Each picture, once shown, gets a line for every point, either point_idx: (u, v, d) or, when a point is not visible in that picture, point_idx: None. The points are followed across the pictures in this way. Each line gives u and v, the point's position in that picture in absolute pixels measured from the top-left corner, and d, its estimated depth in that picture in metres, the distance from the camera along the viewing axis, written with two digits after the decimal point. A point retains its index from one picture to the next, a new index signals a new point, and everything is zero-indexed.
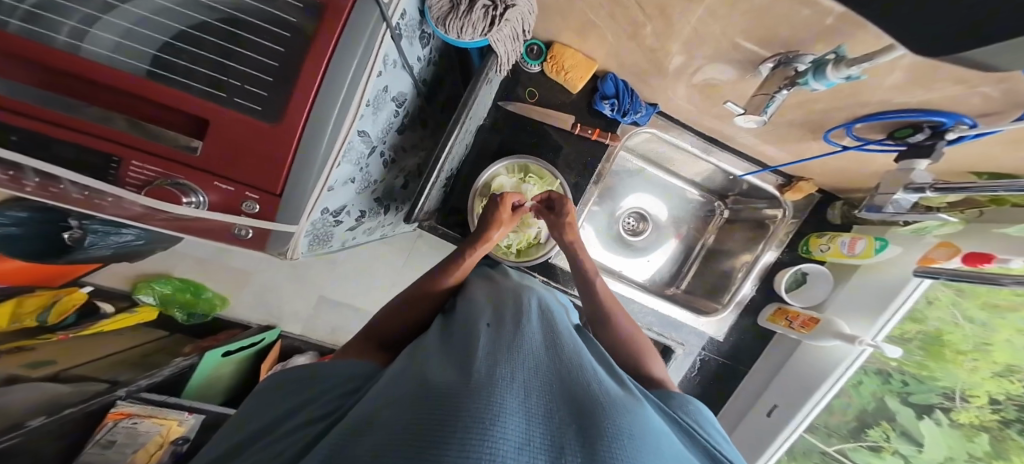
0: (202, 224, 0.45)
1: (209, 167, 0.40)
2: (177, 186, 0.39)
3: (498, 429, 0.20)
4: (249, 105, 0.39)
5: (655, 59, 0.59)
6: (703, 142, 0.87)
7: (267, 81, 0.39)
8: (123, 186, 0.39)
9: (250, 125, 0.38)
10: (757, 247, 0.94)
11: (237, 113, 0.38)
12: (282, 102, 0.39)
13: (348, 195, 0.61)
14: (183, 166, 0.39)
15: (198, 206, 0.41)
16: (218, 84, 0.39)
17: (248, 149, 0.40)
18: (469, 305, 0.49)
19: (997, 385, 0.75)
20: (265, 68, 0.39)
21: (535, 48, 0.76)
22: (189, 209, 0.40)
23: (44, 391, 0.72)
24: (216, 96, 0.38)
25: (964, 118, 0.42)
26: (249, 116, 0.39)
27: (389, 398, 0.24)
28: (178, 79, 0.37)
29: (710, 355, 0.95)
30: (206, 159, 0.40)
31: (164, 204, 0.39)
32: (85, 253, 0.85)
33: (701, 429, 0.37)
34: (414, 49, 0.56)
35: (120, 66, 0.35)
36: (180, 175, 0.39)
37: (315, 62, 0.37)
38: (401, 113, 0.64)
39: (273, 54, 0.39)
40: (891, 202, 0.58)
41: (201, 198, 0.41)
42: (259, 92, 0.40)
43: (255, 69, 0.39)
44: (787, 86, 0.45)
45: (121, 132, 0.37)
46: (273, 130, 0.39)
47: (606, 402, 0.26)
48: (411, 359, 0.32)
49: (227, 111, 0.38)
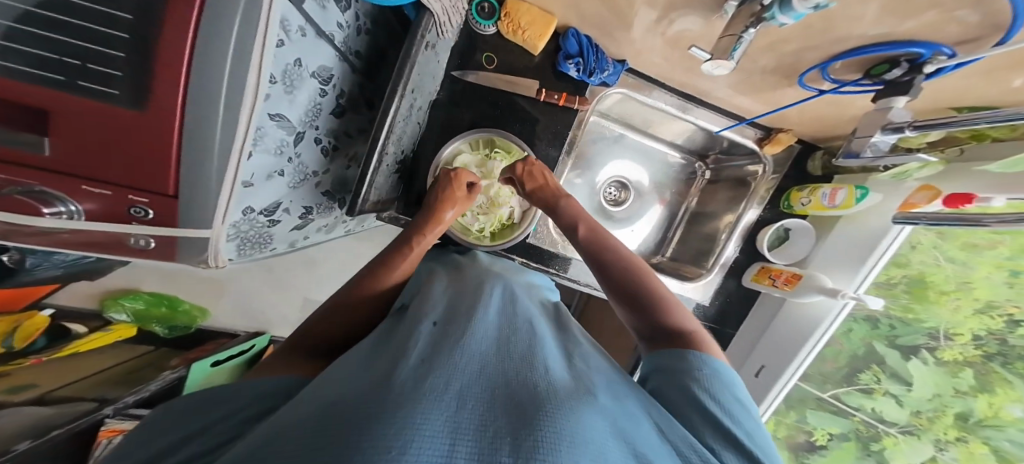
0: (92, 234, 0.42)
1: (72, 171, 0.36)
2: (35, 196, 0.36)
3: (414, 441, 0.17)
4: (101, 89, 0.33)
5: (616, 6, 0.53)
6: (679, 100, 0.81)
7: (116, 57, 0.32)
8: None
9: (108, 116, 0.33)
10: (739, 207, 0.91)
11: (87, 102, 0.32)
12: (144, 87, 0.32)
13: (278, 190, 0.57)
14: (39, 170, 0.35)
15: (72, 215, 0.39)
16: (59, 67, 0.31)
17: (116, 146, 0.35)
18: (422, 300, 0.46)
19: (979, 321, 0.76)
20: (112, 40, 0.31)
21: (486, 6, 0.68)
22: (57, 220, 0.37)
23: (26, 416, 0.70)
24: (57, 81, 0.32)
25: (942, 48, 0.38)
26: (105, 104, 0.33)
27: (296, 413, 0.21)
28: (3, 63, 0.30)
29: (698, 320, 0.94)
30: (65, 159, 0.35)
31: (17, 214, 0.36)
32: (32, 275, 0.80)
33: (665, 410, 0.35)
34: (328, 14, 0.49)
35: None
36: (35, 181, 0.36)
37: (176, 32, 0.30)
38: (331, 91, 0.58)
39: (119, 24, 0.31)
40: (869, 146, 0.55)
41: (73, 207, 0.38)
42: (112, 74, 0.32)
43: (101, 43, 0.31)
44: (753, 24, 0.39)
45: None
46: (139, 121, 0.34)
47: (550, 408, 0.24)
48: (340, 368, 0.29)
49: (76, 100, 0.32)
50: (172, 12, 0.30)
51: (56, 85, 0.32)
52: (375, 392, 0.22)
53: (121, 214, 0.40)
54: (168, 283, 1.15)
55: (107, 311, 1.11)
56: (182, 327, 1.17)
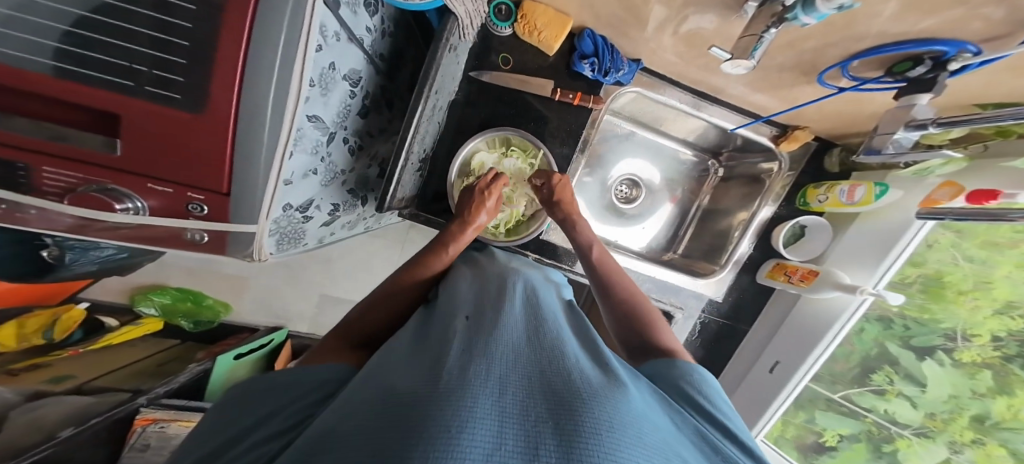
0: (152, 228, 0.47)
1: (140, 171, 0.41)
2: (108, 193, 0.41)
3: (466, 436, 0.19)
4: (166, 94, 0.36)
5: (632, 7, 0.54)
6: (693, 98, 0.81)
7: (180, 64, 0.35)
8: (44, 194, 0.41)
9: (173, 120, 0.37)
10: (753, 204, 0.90)
11: (150, 104, 0.36)
12: (202, 90, 0.36)
13: (312, 188, 0.60)
14: (111, 171, 0.40)
15: (137, 211, 0.44)
16: (127, 73, 0.35)
17: (179, 148, 0.39)
18: (450, 295, 0.49)
19: (999, 322, 0.75)
20: (173, 48, 0.34)
21: (503, 8, 0.69)
22: (126, 215, 0.42)
23: (72, 404, 0.77)
24: (128, 88, 0.35)
25: (968, 46, 0.38)
26: (169, 109, 0.36)
27: (355, 404, 0.24)
28: (83, 72, 0.34)
29: (710, 318, 0.95)
30: (131, 159, 0.39)
31: (95, 210, 0.41)
32: (69, 270, 0.84)
33: (691, 398, 0.36)
34: (359, 19, 0.52)
35: (14, 62, 0.32)
36: (108, 181, 0.41)
37: (232, 40, 0.34)
38: (358, 93, 0.60)
39: (182, 33, 0.34)
40: (891, 143, 0.54)
41: (138, 203, 0.43)
42: (172, 78, 0.36)
43: (162, 50, 0.35)
44: (774, 24, 0.40)
45: (37, 141, 0.36)
46: (198, 122, 0.37)
47: (586, 397, 0.26)
48: (386, 360, 0.33)
49: (144, 105, 0.36)
50: (228, 21, 0.33)
51: (124, 90, 0.35)
52: (423, 389, 0.24)
53: (179, 210, 0.45)
54: (192, 280, 1.19)
55: (136, 305, 1.16)
56: (206, 322, 1.20)
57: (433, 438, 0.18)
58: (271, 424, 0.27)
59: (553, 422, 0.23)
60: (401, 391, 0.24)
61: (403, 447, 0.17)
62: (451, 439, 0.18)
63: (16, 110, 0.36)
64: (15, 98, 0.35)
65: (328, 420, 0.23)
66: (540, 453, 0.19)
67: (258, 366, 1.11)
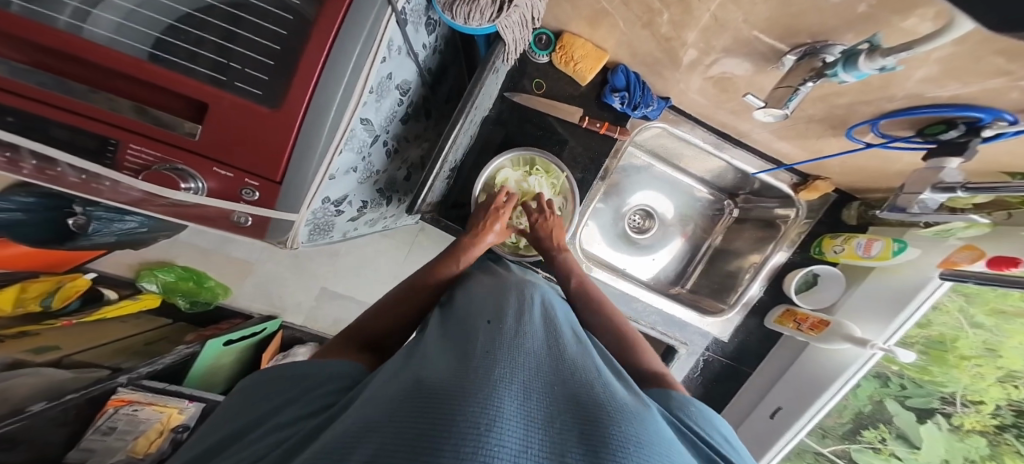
0: (205, 208, 0.49)
1: (207, 153, 0.43)
2: (176, 172, 0.42)
3: (495, 434, 0.19)
4: (250, 89, 0.41)
5: (669, 49, 0.57)
6: (716, 139, 0.84)
7: (269, 65, 0.42)
8: (120, 169, 0.42)
9: (251, 110, 0.41)
10: (767, 248, 0.91)
11: (236, 97, 0.40)
12: (283, 89, 0.41)
13: (349, 184, 0.62)
14: (182, 152, 0.42)
15: (195, 191, 0.44)
16: (223, 70, 0.41)
17: (251, 136, 0.42)
18: (468, 302, 0.52)
19: (1000, 390, 0.77)
20: (267, 52, 0.41)
21: (543, 37, 0.74)
22: (187, 194, 0.43)
23: (46, 377, 0.73)
24: (218, 80, 0.40)
25: (1005, 115, 0.39)
26: (249, 100, 0.41)
27: (384, 397, 0.25)
28: (182, 64, 0.39)
29: (713, 356, 0.93)
30: (206, 145, 0.42)
31: (163, 188, 0.42)
32: (89, 240, 0.87)
33: (708, 434, 0.34)
34: (418, 36, 0.56)
35: (126, 49, 0.37)
36: (178, 160, 0.42)
37: (317, 49, 0.39)
38: (405, 101, 0.64)
39: (275, 38, 0.41)
40: (917, 203, 0.56)
41: (199, 183, 0.44)
42: (258, 76, 0.42)
43: (258, 53, 0.41)
44: (811, 78, 0.43)
45: (127, 118, 0.39)
46: (272, 114, 0.41)
47: (609, 411, 0.25)
48: (409, 363, 0.34)
49: (228, 96, 0.40)
50: (317, 34, 0.39)
51: (215, 83, 0.40)
52: (450, 386, 0.24)
53: (233, 193, 0.47)
54: (203, 260, 1.19)
55: (140, 280, 1.14)
56: (203, 303, 1.18)
57: (464, 437, 0.18)
58: (298, 408, 0.31)
59: (574, 425, 0.23)
60: (427, 385, 0.26)
61: (438, 446, 0.17)
62: (480, 438, 0.18)
63: (105, 88, 0.39)
64: (118, 80, 0.39)
65: (358, 410, 0.24)
66: (565, 454, 0.20)
67: (247, 353, 1.10)
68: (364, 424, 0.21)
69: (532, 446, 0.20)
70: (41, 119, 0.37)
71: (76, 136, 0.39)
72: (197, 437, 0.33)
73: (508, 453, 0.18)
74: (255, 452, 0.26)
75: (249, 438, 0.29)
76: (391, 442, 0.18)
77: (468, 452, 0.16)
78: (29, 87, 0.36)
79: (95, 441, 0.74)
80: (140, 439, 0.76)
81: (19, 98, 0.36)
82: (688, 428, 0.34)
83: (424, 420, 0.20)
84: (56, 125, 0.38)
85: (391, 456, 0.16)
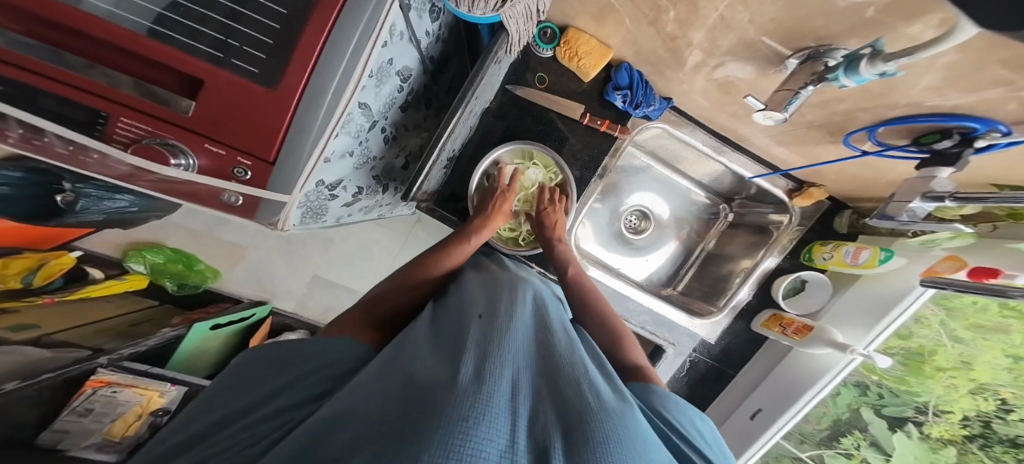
0: (196, 186, 0.48)
1: (200, 130, 0.42)
2: (167, 147, 0.41)
3: (481, 428, 0.19)
4: (247, 68, 0.40)
5: (674, 49, 0.57)
6: (715, 142, 0.85)
7: (267, 44, 0.40)
8: (109, 142, 0.41)
9: (247, 89, 0.40)
10: (758, 253, 0.92)
11: (233, 75, 0.39)
12: (281, 69, 0.40)
13: (345, 170, 0.61)
14: (174, 127, 0.41)
15: (186, 168, 0.43)
16: (219, 46, 0.39)
17: (246, 114, 0.41)
18: (462, 297, 0.51)
19: (971, 401, 0.79)
20: (266, 30, 0.40)
21: (548, 31, 0.73)
22: (177, 170, 0.42)
23: (23, 355, 0.70)
24: (216, 57, 0.39)
25: (998, 126, 0.39)
26: (245, 78, 0.40)
27: (373, 388, 0.25)
28: (177, 38, 0.38)
29: (700, 357, 0.95)
30: (200, 121, 0.41)
31: (151, 162, 0.41)
32: (78, 217, 0.86)
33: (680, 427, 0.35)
34: (422, 23, 0.55)
35: (121, 20, 0.35)
36: (170, 135, 0.41)
37: (316, 33, 0.38)
38: (405, 89, 0.63)
39: (275, 17, 0.40)
40: (905, 211, 0.58)
41: (189, 160, 0.43)
42: (256, 54, 0.41)
43: (256, 30, 0.40)
44: (813, 82, 0.44)
45: (118, 90, 0.38)
46: (269, 94, 0.40)
47: (594, 409, 0.25)
48: (400, 355, 0.34)
49: (225, 73, 0.39)
50: (317, 17, 0.38)
51: (213, 60, 0.39)
52: (439, 379, 0.24)
53: (225, 173, 0.46)
54: (192, 242, 1.16)
55: (127, 261, 1.11)
56: (191, 286, 1.16)
57: (449, 430, 0.17)
58: (288, 396, 0.30)
59: (560, 420, 0.23)
60: (417, 377, 0.25)
61: (424, 440, 0.17)
62: (466, 432, 0.18)
63: (102, 61, 0.38)
64: (114, 52, 0.37)
65: (346, 400, 0.24)
66: (549, 451, 0.20)
67: (232, 338, 1.08)
68: (351, 414, 0.21)
69: (518, 442, 0.20)
70: (32, 87, 0.36)
71: (66, 107, 0.38)
72: (179, 422, 0.33)
73: (492, 449, 0.18)
74: (242, 440, 0.26)
75: (236, 423, 0.29)
76: (376, 432, 0.18)
77: (453, 447, 0.16)
78: (17, 54, 0.34)
79: (70, 422, 0.71)
80: (118, 421, 0.77)
81: (9, 67, 0.34)
82: (662, 425, 0.35)
83: (409, 413, 0.20)
84: (45, 94, 0.37)
85: (376, 449, 0.16)
